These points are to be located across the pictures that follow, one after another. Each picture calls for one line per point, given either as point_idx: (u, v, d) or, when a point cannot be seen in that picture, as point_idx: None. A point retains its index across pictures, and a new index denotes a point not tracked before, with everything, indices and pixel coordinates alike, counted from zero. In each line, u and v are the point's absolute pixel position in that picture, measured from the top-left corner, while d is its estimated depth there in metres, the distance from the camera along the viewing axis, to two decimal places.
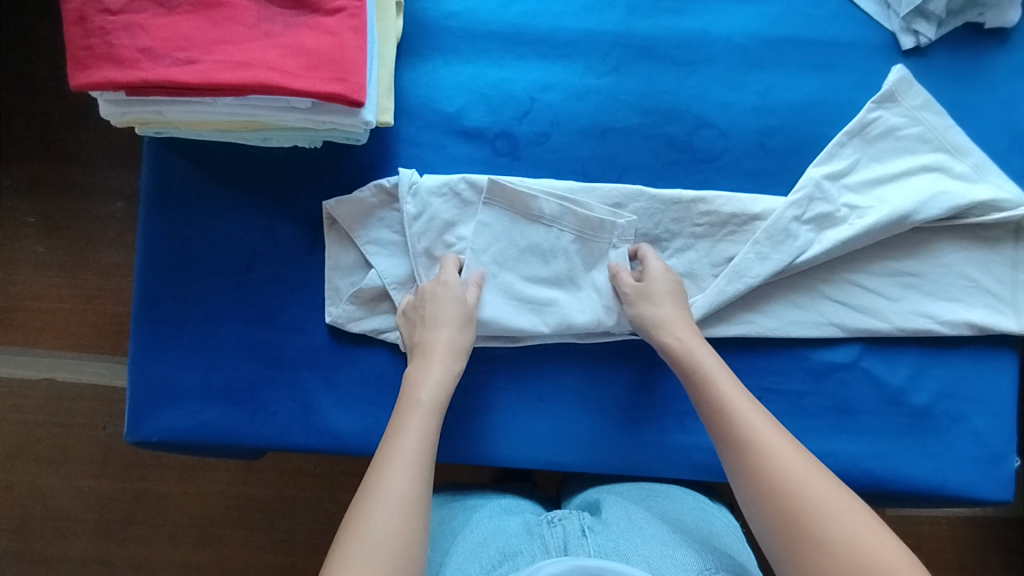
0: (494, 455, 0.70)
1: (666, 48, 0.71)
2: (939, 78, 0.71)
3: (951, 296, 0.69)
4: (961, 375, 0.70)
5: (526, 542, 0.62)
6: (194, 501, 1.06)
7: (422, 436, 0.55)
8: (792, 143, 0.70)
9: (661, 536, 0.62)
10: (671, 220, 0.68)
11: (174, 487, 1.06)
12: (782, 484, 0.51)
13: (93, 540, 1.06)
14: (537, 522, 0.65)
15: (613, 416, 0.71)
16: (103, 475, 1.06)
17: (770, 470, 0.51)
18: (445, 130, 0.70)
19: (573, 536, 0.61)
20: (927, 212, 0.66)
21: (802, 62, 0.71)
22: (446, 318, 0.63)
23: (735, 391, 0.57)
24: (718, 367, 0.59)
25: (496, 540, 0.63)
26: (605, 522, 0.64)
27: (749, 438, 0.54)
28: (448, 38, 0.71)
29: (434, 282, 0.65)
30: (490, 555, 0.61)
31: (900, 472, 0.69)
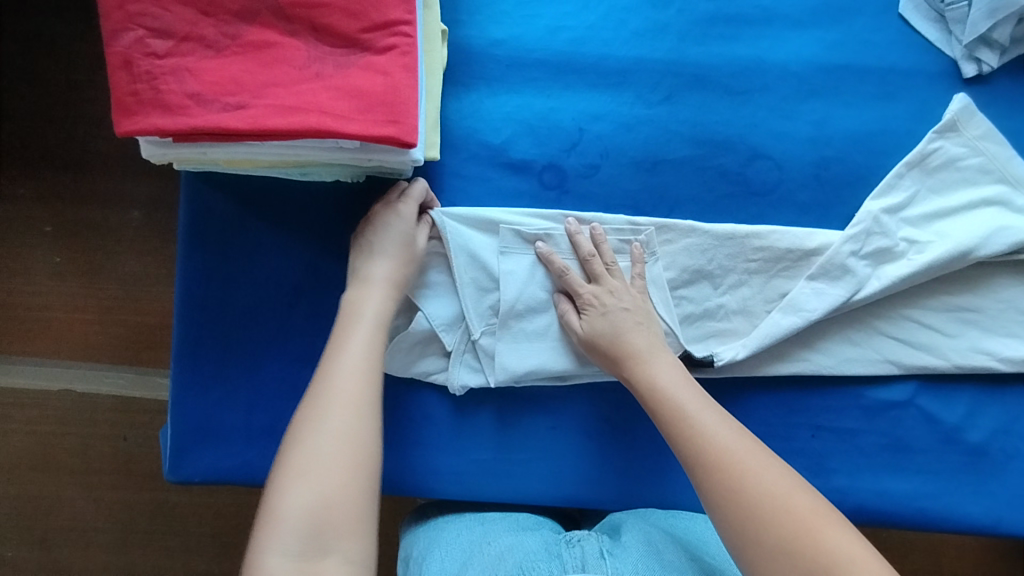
0: (539, 492, 0.69)
1: (719, 76, 0.68)
2: (1001, 107, 0.68)
3: (1009, 331, 0.68)
4: (1017, 411, 0.69)
5: (544, 561, 0.59)
6: (216, 513, 1.06)
7: (363, 360, 0.56)
8: (849, 175, 0.68)
9: (679, 564, 0.61)
10: (725, 255, 0.67)
11: (195, 497, 1.06)
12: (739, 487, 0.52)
13: (113, 549, 1.05)
14: (556, 542, 0.63)
15: (656, 449, 0.70)
16: (125, 486, 1.05)
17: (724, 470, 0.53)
18: (492, 163, 0.68)
19: (592, 557, 0.60)
20: (990, 247, 0.65)
21: (859, 91, 0.68)
22: (391, 250, 0.62)
23: (685, 390, 0.59)
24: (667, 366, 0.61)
25: (514, 553, 0.61)
26: (626, 545, 0.62)
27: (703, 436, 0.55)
28: (494, 67, 0.68)
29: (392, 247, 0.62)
30: (506, 568, 0.59)
31: (955, 511, 0.68)
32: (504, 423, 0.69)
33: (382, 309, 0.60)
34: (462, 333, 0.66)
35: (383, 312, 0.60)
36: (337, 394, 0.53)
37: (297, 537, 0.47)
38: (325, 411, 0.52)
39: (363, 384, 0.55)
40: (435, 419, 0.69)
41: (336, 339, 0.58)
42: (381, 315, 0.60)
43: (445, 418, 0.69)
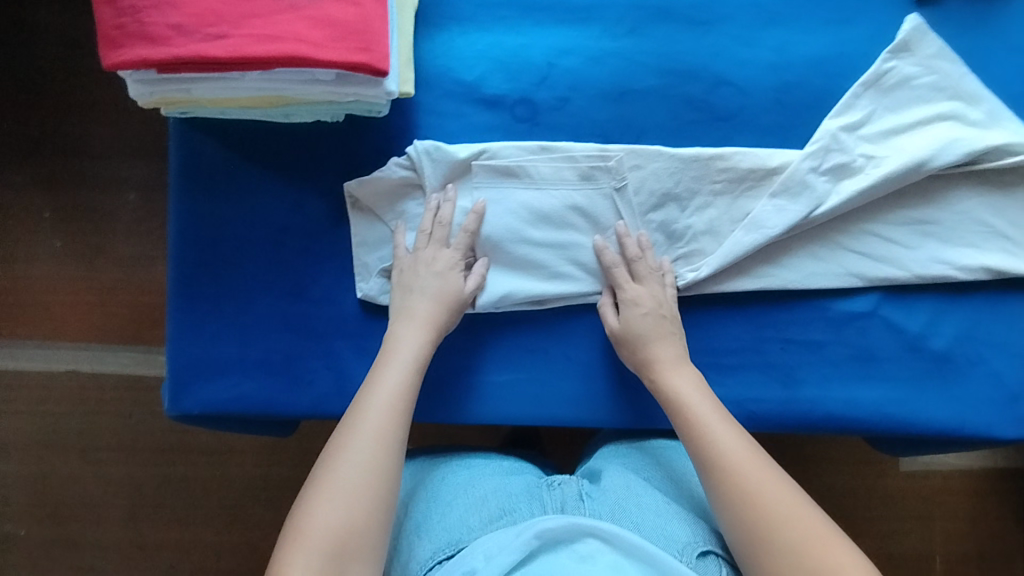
0: (526, 413, 0.71)
1: (680, 8, 0.71)
2: (955, 25, 0.70)
3: (965, 242, 0.71)
4: (978, 318, 0.72)
5: (526, 504, 0.64)
6: (222, 485, 1.08)
7: (396, 399, 0.60)
8: (809, 98, 0.70)
9: (656, 506, 0.64)
10: (691, 178, 0.69)
11: (201, 471, 1.08)
12: (755, 516, 0.55)
13: (124, 523, 1.08)
14: (537, 485, 0.68)
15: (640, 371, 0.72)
16: (133, 461, 1.08)
17: (743, 497, 0.56)
18: (465, 99, 0.71)
19: (572, 500, 0.64)
20: (944, 158, 0.67)
21: (818, 17, 0.70)
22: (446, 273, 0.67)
23: (710, 408, 0.62)
24: (694, 386, 0.64)
25: (498, 498, 0.66)
26: (604, 489, 0.66)
27: (716, 454, 0.59)
28: (464, 7, 0.71)
29: (446, 262, 0.67)
30: (490, 510, 0.64)
31: (920, 415, 0.71)
32: (488, 348, 0.72)
33: (427, 315, 0.66)
34: None
35: (420, 353, 0.64)
36: (366, 428, 0.58)
37: (321, 555, 0.51)
38: (355, 440, 0.57)
39: (394, 419, 0.59)
40: None
41: (374, 373, 0.63)
42: (420, 355, 0.64)
43: None
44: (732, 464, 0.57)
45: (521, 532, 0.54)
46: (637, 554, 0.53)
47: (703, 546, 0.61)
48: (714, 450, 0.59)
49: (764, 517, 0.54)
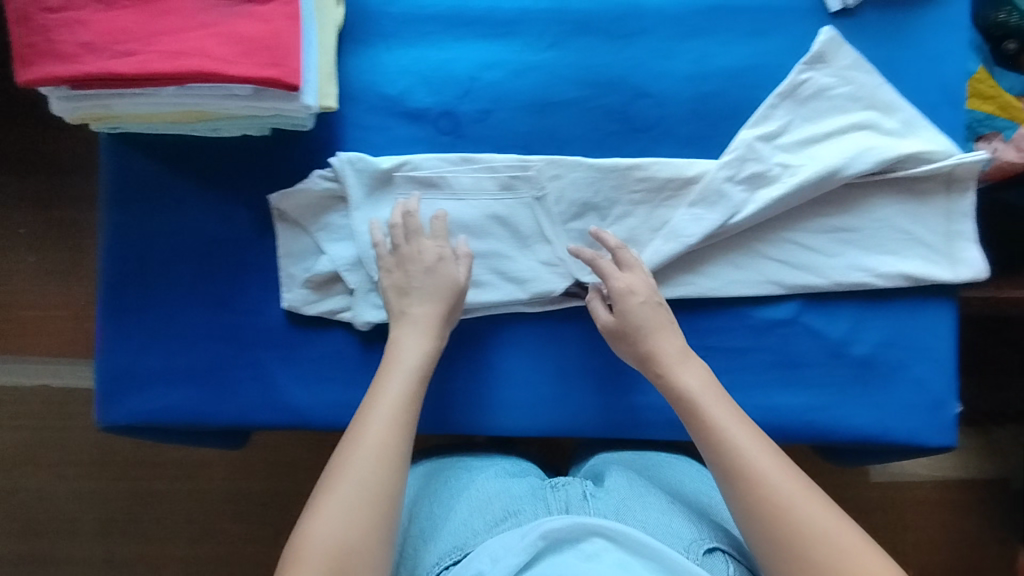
0: (512, 426, 0.72)
1: (601, 22, 0.72)
2: (869, 38, 0.71)
3: (886, 249, 0.71)
4: (900, 325, 0.72)
5: (530, 505, 0.65)
6: (191, 498, 1.09)
7: (398, 412, 0.59)
8: (726, 109, 0.72)
9: (659, 505, 0.65)
10: (610, 188, 0.70)
11: (172, 483, 1.09)
12: (781, 525, 0.52)
13: (98, 537, 1.09)
14: (541, 486, 0.69)
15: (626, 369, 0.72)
16: (102, 476, 1.09)
17: (769, 508, 0.53)
18: (389, 113, 0.72)
19: (576, 500, 0.66)
20: (857, 166, 0.68)
21: (735, 29, 0.71)
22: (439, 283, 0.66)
23: (727, 409, 0.58)
24: (702, 385, 0.60)
25: (503, 500, 0.67)
26: (608, 490, 0.67)
27: (732, 454, 0.56)
28: (388, 23, 0.72)
29: (433, 254, 0.67)
30: (494, 511, 0.66)
31: (840, 422, 0.72)
32: None
33: (428, 317, 0.65)
34: (364, 274, 0.70)
35: (422, 361, 0.63)
36: (374, 440, 0.57)
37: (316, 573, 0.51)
38: (354, 455, 0.56)
39: (395, 433, 0.58)
40: (349, 360, 0.72)
41: (376, 382, 0.62)
42: (422, 366, 0.63)
43: (355, 355, 0.72)
44: (758, 469, 0.54)
45: (525, 533, 0.54)
46: (643, 552, 0.53)
47: (709, 543, 0.62)
48: (735, 452, 0.56)
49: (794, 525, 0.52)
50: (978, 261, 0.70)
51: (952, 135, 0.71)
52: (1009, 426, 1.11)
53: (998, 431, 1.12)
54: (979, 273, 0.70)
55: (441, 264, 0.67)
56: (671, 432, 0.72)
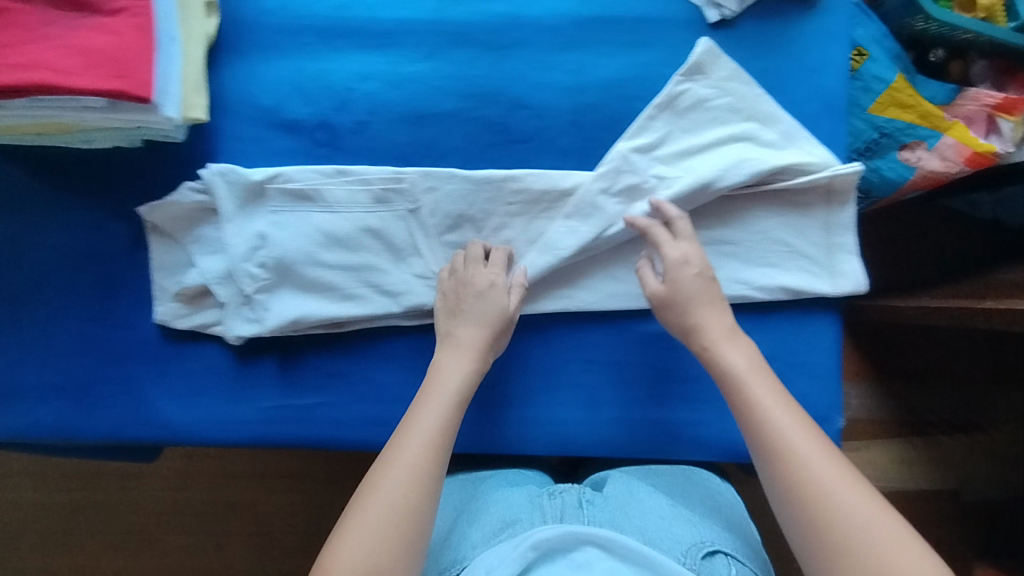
0: (596, 435, 0.71)
1: (478, 33, 0.71)
2: (748, 49, 0.71)
3: (766, 262, 0.70)
4: (782, 339, 0.71)
5: (529, 514, 0.66)
6: (133, 508, 1.12)
7: (437, 435, 0.58)
8: (604, 120, 0.71)
9: (660, 509, 0.67)
10: (485, 200, 0.69)
11: (115, 494, 1.12)
12: (822, 513, 0.51)
13: (40, 546, 1.12)
14: (537, 494, 0.70)
15: (654, 384, 0.72)
16: (50, 483, 1.12)
17: (810, 491, 0.51)
18: (265, 123, 0.71)
19: (571, 507, 0.67)
20: (731, 179, 0.67)
21: (613, 40, 0.71)
22: (482, 312, 0.64)
23: (769, 393, 0.57)
24: (748, 367, 0.59)
25: (503, 509, 0.68)
26: (605, 497, 0.69)
27: (778, 447, 0.54)
28: (264, 34, 0.71)
29: (485, 279, 0.65)
30: (493, 522, 0.66)
31: (719, 436, 0.71)
32: (286, 370, 0.71)
33: (473, 339, 0.64)
34: (235, 287, 0.69)
35: (464, 384, 0.61)
36: (406, 461, 0.56)
37: None
38: (380, 477, 0.55)
39: (431, 454, 0.57)
40: (225, 374, 0.71)
41: (414, 404, 0.61)
42: (465, 390, 0.61)
43: (228, 369, 0.71)
44: (784, 447, 0.54)
45: (518, 544, 0.55)
46: (634, 559, 0.55)
47: (710, 546, 0.64)
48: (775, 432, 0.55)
49: (831, 508, 0.50)
50: (857, 274, 0.70)
51: (833, 147, 0.70)
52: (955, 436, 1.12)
53: (943, 440, 1.13)
54: (859, 286, 0.69)
55: (471, 286, 0.66)
56: (549, 446, 0.72)
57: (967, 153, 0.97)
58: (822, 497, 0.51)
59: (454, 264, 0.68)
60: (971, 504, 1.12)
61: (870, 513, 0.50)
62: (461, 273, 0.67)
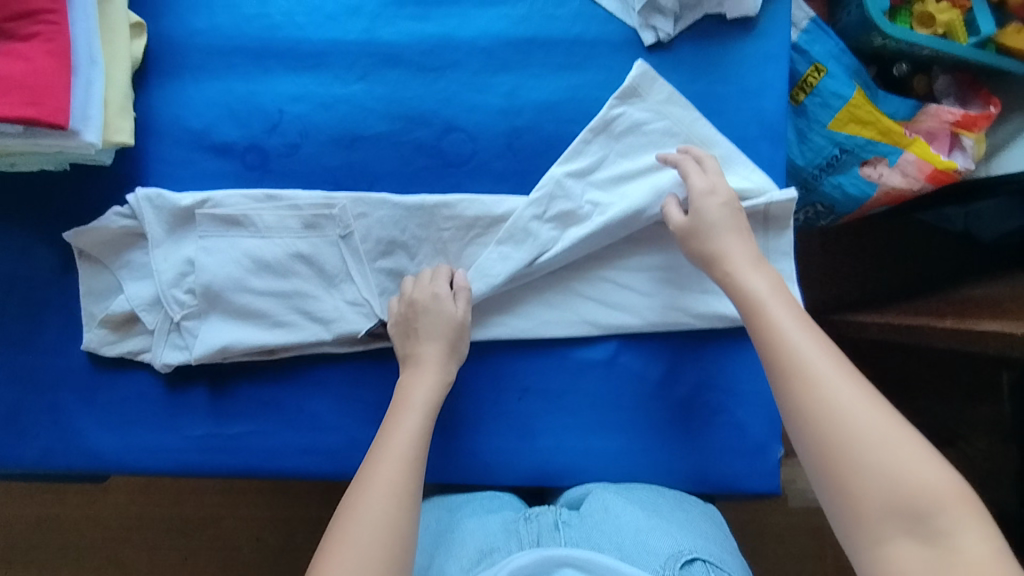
0: (596, 469, 0.70)
1: (410, 54, 0.70)
2: (683, 73, 0.70)
3: (702, 291, 0.69)
4: (720, 367, 0.70)
5: (504, 541, 0.62)
6: (94, 525, 1.11)
7: (408, 448, 0.59)
8: (539, 144, 0.70)
9: (638, 522, 0.63)
10: (417, 226, 0.68)
11: (78, 510, 1.11)
12: (836, 426, 0.49)
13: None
14: (514, 519, 0.65)
15: (687, 414, 0.70)
16: (16, 499, 1.12)
17: (825, 408, 0.50)
18: (196, 146, 0.70)
19: (548, 531, 0.63)
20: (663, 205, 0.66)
21: (547, 62, 0.70)
22: (433, 329, 0.64)
23: (791, 321, 0.56)
24: (769, 289, 0.59)
25: (476, 538, 0.63)
26: (582, 516, 0.65)
27: (795, 363, 0.53)
28: (194, 56, 0.70)
29: (428, 293, 0.66)
30: (469, 553, 0.62)
31: (659, 466, 0.70)
32: (218, 398, 0.70)
33: (433, 355, 0.64)
34: (163, 314, 0.68)
35: (432, 399, 0.63)
36: (380, 481, 0.56)
37: None
38: (364, 499, 0.55)
39: (406, 472, 0.57)
40: (155, 402, 0.70)
41: (386, 425, 0.61)
42: (432, 403, 0.63)
43: (159, 397, 0.70)
44: (802, 363, 0.53)
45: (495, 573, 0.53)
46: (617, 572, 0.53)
47: (688, 554, 0.59)
48: (794, 350, 0.54)
49: (843, 424, 0.49)
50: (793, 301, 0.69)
51: (771, 172, 0.70)
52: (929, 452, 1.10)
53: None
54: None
55: (416, 304, 0.66)
56: (485, 475, 0.71)
57: (930, 170, 0.93)
58: (835, 414, 0.50)
59: (402, 289, 0.67)
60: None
61: (884, 429, 0.48)
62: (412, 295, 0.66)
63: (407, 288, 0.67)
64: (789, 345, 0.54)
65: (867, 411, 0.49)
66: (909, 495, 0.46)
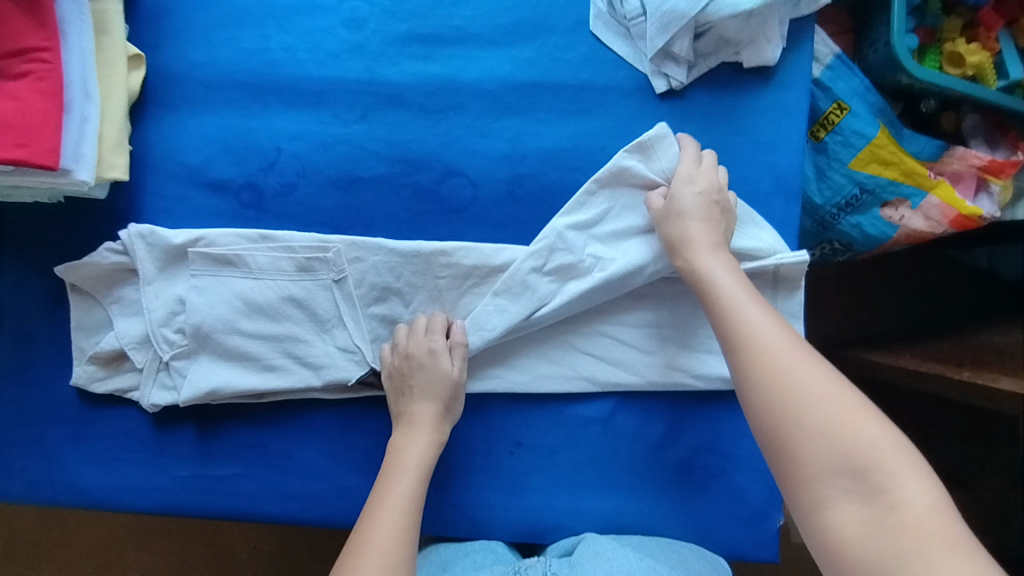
0: (582, 527, 0.68)
1: (413, 95, 0.68)
2: (695, 123, 0.67)
3: (708, 351, 0.66)
4: (720, 430, 0.68)
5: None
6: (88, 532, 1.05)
7: (400, 517, 0.58)
8: (542, 193, 0.67)
9: (628, 567, 0.60)
10: (412, 273, 0.66)
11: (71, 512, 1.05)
12: (780, 385, 0.49)
13: None
14: (503, 575, 0.62)
15: (682, 476, 0.68)
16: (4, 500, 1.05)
17: (769, 368, 0.50)
18: (190, 182, 0.68)
19: None
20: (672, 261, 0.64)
21: (553, 107, 0.68)
22: (431, 390, 0.63)
23: (739, 289, 0.56)
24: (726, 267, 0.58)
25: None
26: (571, 565, 0.62)
27: (744, 334, 0.52)
28: (193, 89, 0.69)
29: (424, 349, 0.64)
30: None
31: (652, 530, 0.68)
32: (205, 439, 0.69)
33: (425, 417, 0.63)
34: (152, 352, 0.67)
35: (426, 461, 0.62)
36: (375, 549, 0.56)
37: None
38: (357, 566, 0.55)
39: (398, 540, 0.57)
40: (142, 440, 0.69)
41: (381, 486, 0.61)
42: (426, 465, 0.62)
43: (147, 435, 0.69)
44: (746, 334, 0.52)
45: None
46: None
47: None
48: (739, 318, 0.54)
49: (783, 387, 0.49)
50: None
51: (783, 231, 0.67)
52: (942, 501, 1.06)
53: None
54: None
55: (412, 358, 0.64)
56: (474, 530, 0.69)
57: (954, 214, 0.88)
58: (779, 371, 0.49)
59: (396, 338, 0.66)
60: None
61: (824, 393, 0.48)
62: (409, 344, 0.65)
63: (400, 336, 0.66)
64: (738, 316, 0.54)
65: (808, 372, 0.49)
66: (850, 456, 0.45)
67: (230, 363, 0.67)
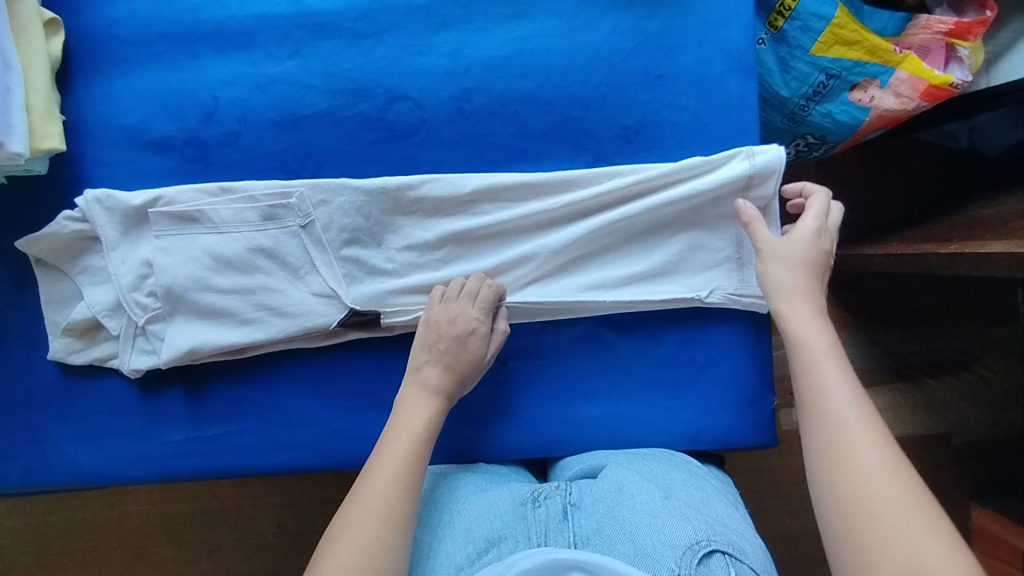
0: (581, 437, 0.68)
1: (344, 21, 0.66)
2: (637, 9, 0.65)
3: (709, 262, 0.66)
4: (704, 321, 0.67)
5: (512, 529, 0.57)
6: (106, 531, 1.03)
7: (412, 443, 0.57)
8: (491, 104, 0.65)
9: (653, 507, 0.56)
10: (381, 211, 0.65)
11: (91, 512, 1.03)
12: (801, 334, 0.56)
13: None
14: (523, 501, 0.60)
15: (675, 375, 0.67)
16: (18, 508, 1.04)
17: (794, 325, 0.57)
18: (132, 145, 0.67)
19: (555, 521, 0.57)
20: (694, 187, 0.63)
21: (489, 14, 0.66)
22: (456, 358, 0.61)
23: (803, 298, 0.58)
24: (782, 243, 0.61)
25: (481, 523, 0.58)
26: (595, 499, 0.59)
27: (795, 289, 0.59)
28: (117, 47, 0.67)
29: (446, 313, 0.63)
30: (475, 539, 0.57)
31: (649, 430, 0.67)
32: (193, 400, 0.68)
33: (437, 380, 0.61)
34: (126, 318, 0.66)
35: (430, 423, 0.59)
36: (390, 458, 0.56)
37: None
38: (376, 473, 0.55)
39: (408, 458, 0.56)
40: (130, 410, 0.69)
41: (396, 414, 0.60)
42: (432, 428, 0.59)
43: (134, 406, 0.69)
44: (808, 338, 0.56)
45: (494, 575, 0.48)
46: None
47: (706, 547, 0.52)
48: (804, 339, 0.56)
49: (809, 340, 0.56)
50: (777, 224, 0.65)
51: (743, 108, 0.65)
52: (944, 378, 1.05)
53: (930, 384, 1.05)
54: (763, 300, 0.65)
55: (456, 325, 0.62)
56: (471, 454, 0.68)
57: (925, 86, 0.82)
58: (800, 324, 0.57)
59: (432, 300, 0.64)
60: (963, 447, 1.05)
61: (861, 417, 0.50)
62: (453, 304, 0.63)
63: (433, 309, 0.63)
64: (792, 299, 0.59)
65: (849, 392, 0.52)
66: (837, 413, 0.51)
67: (206, 321, 0.66)
